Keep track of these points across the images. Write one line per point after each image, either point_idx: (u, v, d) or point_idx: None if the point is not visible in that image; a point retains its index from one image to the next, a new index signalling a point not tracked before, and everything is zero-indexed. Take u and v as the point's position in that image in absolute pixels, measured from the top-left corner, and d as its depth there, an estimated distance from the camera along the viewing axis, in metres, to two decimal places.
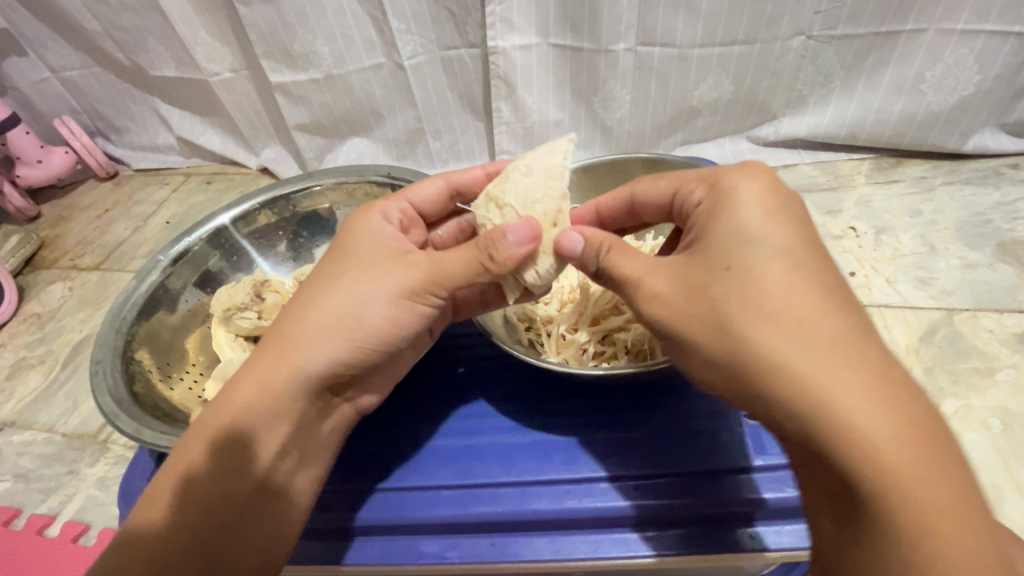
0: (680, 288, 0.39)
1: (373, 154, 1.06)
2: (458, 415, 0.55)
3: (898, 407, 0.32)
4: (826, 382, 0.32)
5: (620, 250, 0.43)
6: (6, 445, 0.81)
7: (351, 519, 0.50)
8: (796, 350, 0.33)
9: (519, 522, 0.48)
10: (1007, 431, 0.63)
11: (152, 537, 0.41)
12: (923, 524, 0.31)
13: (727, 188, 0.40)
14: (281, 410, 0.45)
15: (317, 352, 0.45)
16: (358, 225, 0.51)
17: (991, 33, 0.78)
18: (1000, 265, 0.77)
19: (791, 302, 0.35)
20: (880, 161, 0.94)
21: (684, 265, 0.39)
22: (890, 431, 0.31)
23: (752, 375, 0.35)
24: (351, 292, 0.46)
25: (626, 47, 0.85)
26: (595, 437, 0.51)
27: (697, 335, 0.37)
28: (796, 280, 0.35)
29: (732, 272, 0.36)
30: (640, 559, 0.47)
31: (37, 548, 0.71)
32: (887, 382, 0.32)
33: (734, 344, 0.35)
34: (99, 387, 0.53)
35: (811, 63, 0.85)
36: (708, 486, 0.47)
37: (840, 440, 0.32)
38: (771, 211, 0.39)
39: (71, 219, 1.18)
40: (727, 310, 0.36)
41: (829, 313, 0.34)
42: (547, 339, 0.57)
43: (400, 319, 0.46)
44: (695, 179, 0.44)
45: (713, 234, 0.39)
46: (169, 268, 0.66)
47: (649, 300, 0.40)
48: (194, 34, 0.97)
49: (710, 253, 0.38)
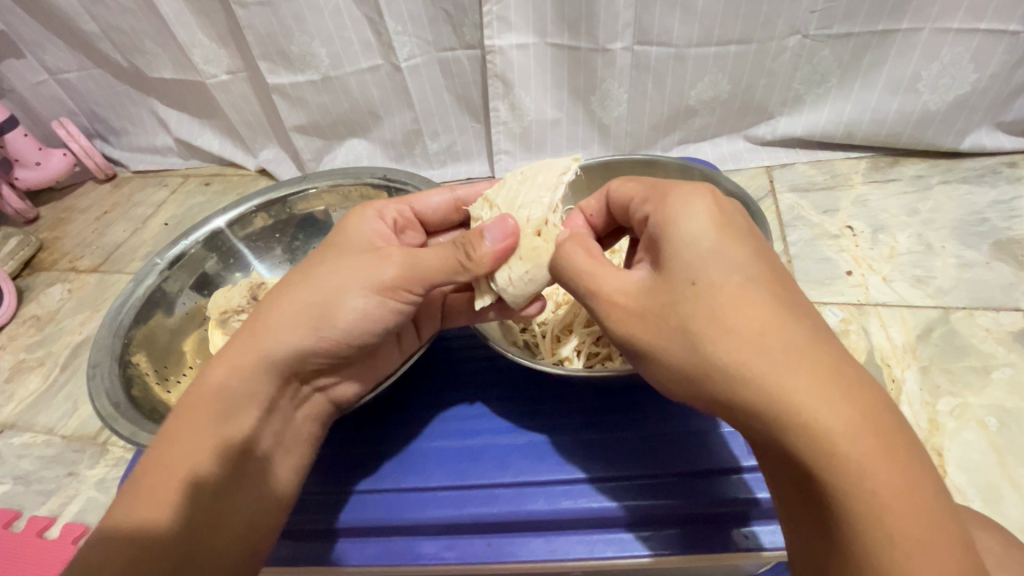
0: (648, 300, 0.38)
1: (370, 155, 1.06)
2: (444, 416, 0.55)
3: (867, 416, 0.32)
4: (795, 393, 0.32)
5: (579, 250, 0.42)
6: (6, 447, 0.82)
7: (335, 522, 0.50)
8: (761, 362, 0.33)
9: (515, 523, 0.49)
10: (1003, 429, 0.63)
11: (142, 532, 0.40)
12: (898, 533, 0.30)
13: (674, 201, 0.40)
14: (251, 392, 0.46)
15: (284, 336, 0.46)
16: (351, 221, 0.52)
17: (987, 32, 0.78)
18: (997, 263, 0.77)
19: (757, 315, 0.34)
20: (877, 160, 0.94)
21: (653, 279, 0.39)
22: (857, 437, 0.31)
23: (723, 387, 0.34)
24: (320, 281, 0.46)
25: (623, 47, 0.85)
26: (591, 437, 0.51)
27: (667, 348, 0.36)
28: (757, 290, 0.35)
29: (698, 286, 0.36)
30: (637, 558, 0.47)
31: (36, 550, 0.71)
32: (853, 392, 0.32)
33: (701, 357, 0.35)
34: (97, 391, 0.54)
35: (807, 62, 0.86)
36: (702, 486, 0.47)
37: (810, 445, 0.31)
38: (721, 221, 0.38)
39: (70, 221, 1.18)
40: (696, 325, 0.35)
41: (790, 324, 0.34)
42: (542, 340, 0.58)
43: (373, 312, 0.46)
44: (646, 191, 0.43)
45: (672, 244, 0.38)
46: (166, 271, 0.66)
47: (619, 314, 0.39)
48: (191, 36, 0.97)
49: (672, 265, 0.37)
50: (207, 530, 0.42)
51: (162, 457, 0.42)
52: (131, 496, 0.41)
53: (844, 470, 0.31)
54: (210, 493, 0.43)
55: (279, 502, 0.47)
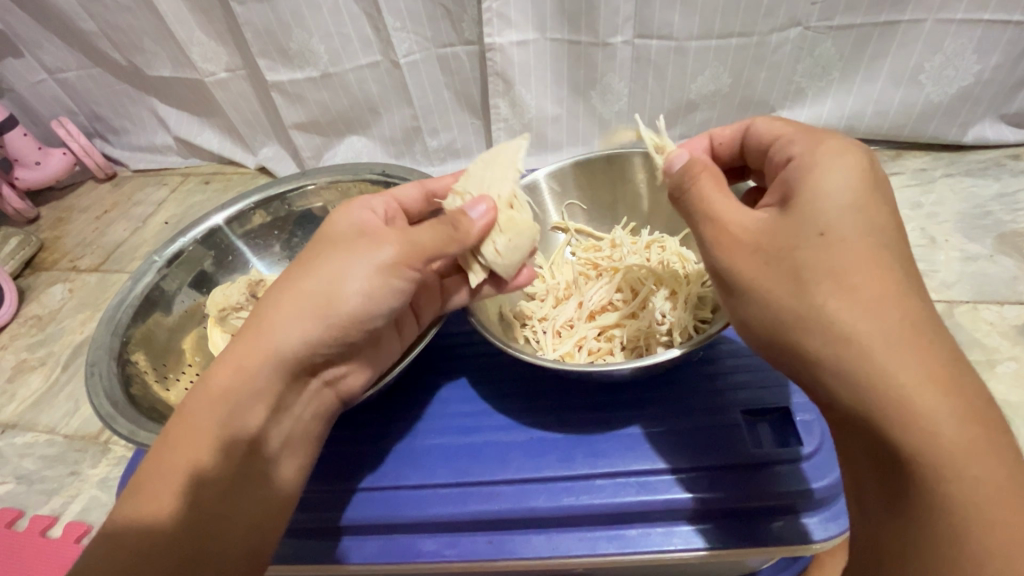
0: (761, 247, 0.36)
1: (370, 152, 1.06)
2: (442, 411, 0.55)
3: (965, 397, 0.32)
4: (903, 367, 0.32)
5: (711, 180, 0.40)
6: (8, 447, 0.81)
7: (339, 519, 0.50)
8: (876, 327, 0.32)
9: (518, 520, 0.48)
10: (1009, 423, 0.63)
11: (150, 530, 0.41)
12: (974, 510, 0.31)
13: (823, 152, 0.38)
14: (258, 389, 0.45)
15: (291, 330, 0.45)
16: (336, 214, 0.51)
17: (990, 23, 0.78)
18: (1001, 257, 0.76)
19: (877, 282, 0.33)
20: (880, 154, 0.93)
21: (778, 219, 0.37)
22: (947, 413, 0.32)
23: (822, 342, 0.34)
24: (325, 271, 0.46)
25: (623, 41, 0.84)
26: (595, 433, 0.51)
27: (770, 299, 0.36)
28: (881, 259, 0.34)
29: (826, 238, 0.35)
30: (697, 552, 0.46)
31: (39, 549, 0.71)
32: (956, 374, 0.33)
33: (807, 312, 0.34)
34: (95, 390, 0.53)
35: (808, 55, 0.85)
36: (709, 482, 0.46)
37: (901, 415, 0.32)
38: (862, 185, 0.36)
39: (71, 220, 1.18)
40: (813, 277, 0.34)
41: (909, 297, 0.34)
42: (542, 336, 0.57)
43: (377, 295, 0.46)
44: (800, 133, 0.41)
45: (805, 195, 0.36)
46: (164, 269, 0.66)
47: (729, 248, 0.37)
48: (190, 34, 0.97)
49: (799, 215, 0.36)
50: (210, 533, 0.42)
51: (167, 464, 0.42)
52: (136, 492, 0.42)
53: (938, 447, 0.31)
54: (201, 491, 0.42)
55: (275, 503, 0.45)
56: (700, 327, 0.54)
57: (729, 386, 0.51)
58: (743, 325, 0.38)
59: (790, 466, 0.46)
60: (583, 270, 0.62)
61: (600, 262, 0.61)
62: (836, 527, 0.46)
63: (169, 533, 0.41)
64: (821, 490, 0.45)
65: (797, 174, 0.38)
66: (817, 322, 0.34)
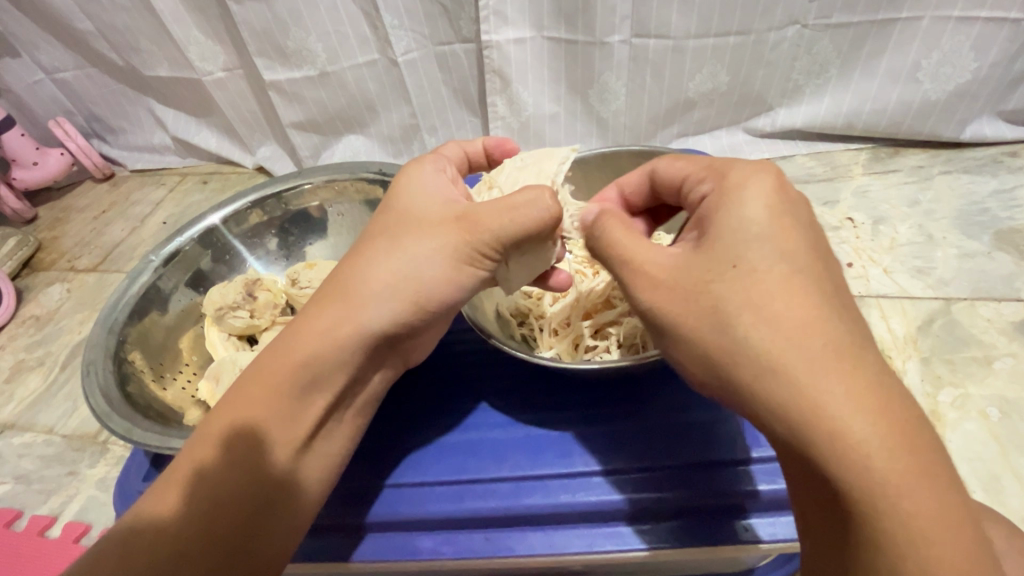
0: (679, 286, 0.37)
1: (368, 151, 1.06)
2: (442, 409, 0.55)
3: (893, 418, 0.32)
4: (823, 391, 0.32)
5: (619, 223, 0.42)
6: (7, 447, 0.81)
7: (364, 516, 0.49)
8: (799, 358, 0.33)
9: (513, 517, 0.48)
10: (1005, 420, 0.63)
11: (167, 527, 0.40)
12: (912, 531, 0.31)
13: (732, 184, 0.39)
14: (339, 365, 0.45)
15: (379, 309, 0.45)
16: (412, 174, 0.50)
17: (987, 20, 0.78)
18: (998, 254, 0.76)
19: (802, 308, 0.34)
20: (877, 151, 0.93)
21: (690, 256, 0.38)
22: (882, 439, 0.31)
23: (750, 373, 0.34)
24: (412, 252, 0.45)
25: (620, 40, 0.84)
26: (588, 430, 0.51)
27: (695, 334, 0.37)
28: (799, 285, 0.35)
29: (738, 271, 0.36)
30: (635, 552, 0.46)
31: (36, 549, 0.71)
32: (885, 395, 0.32)
33: (732, 345, 0.35)
34: (91, 388, 0.53)
35: (806, 53, 0.85)
36: (701, 478, 0.47)
37: (830, 442, 0.32)
38: (780, 210, 0.37)
39: (69, 220, 1.18)
40: (735, 313, 0.35)
41: (828, 321, 0.34)
42: (540, 334, 0.57)
43: (459, 282, 0.45)
44: (702, 168, 0.43)
45: (716, 232, 0.38)
46: (161, 268, 0.66)
47: (649, 288, 0.39)
48: (186, 33, 0.96)
49: (713, 248, 0.37)
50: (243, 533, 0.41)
51: (193, 452, 0.43)
52: (157, 486, 0.42)
53: (869, 472, 0.31)
54: (213, 482, 0.41)
55: (300, 499, 0.44)
56: None
57: None
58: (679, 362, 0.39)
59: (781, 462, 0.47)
60: (580, 267, 0.60)
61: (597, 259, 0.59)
62: None
63: (184, 529, 0.40)
64: None
65: (711, 208, 0.39)
66: (743, 352, 0.34)
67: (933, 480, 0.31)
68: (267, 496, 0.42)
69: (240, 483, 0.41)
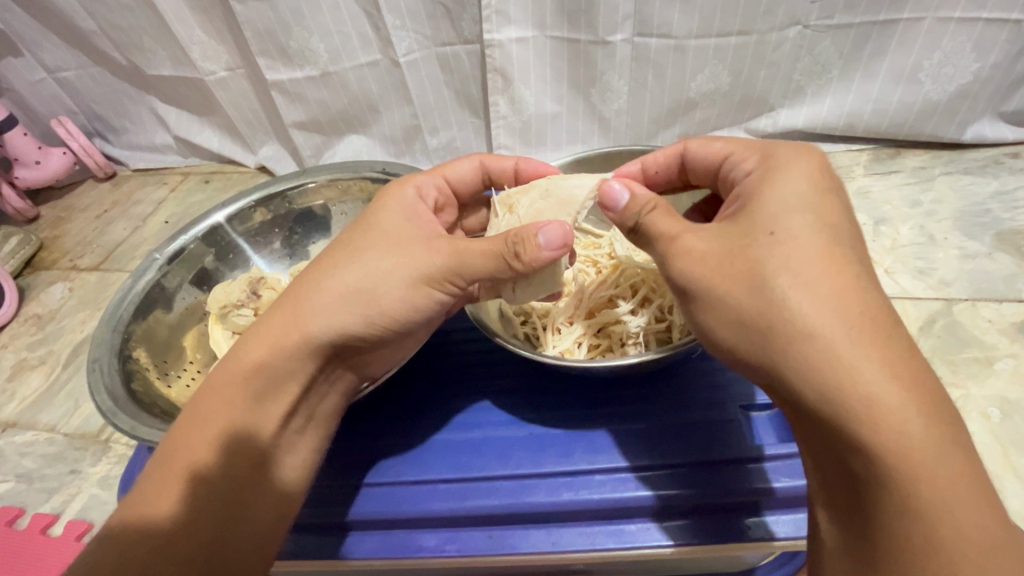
0: (716, 251, 0.39)
1: (370, 151, 1.06)
2: (447, 407, 0.55)
3: (919, 393, 0.33)
4: (850, 359, 0.33)
5: (662, 214, 0.43)
6: (8, 446, 0.82)
7: (345, 514, 0.50)
8: (836, 330, 0.34)
9: (516, 515, 0.49)
10: (1006, 421, 0.63)
11: (160, 528, 0.41)
12: (935, 497, 0.32)
13: (779, 163, 0.43)
14: (291, 368, 0.46)
15: (327, 318, 0.46)
16: (395, 198, 0.52)
17: (989, 21, 0.78)
18: (999, 255, 0.77)
19: (840, 282, 0.35)
20: (879, 152, 0.93)
21: (727, 228, 0.40)
22: (907, 415, 0.33)
23: (779, 342, 0.35)
24: (372, 267, 0.46)
25: (622, 39, 0.85)
26: (594, 429, 0.51)
27: (731, 300, 0.37)
28: (834, 258, 0.36)
29: (777, 237, 0.37)
30: (662, 549, 0.46)
31: (39, 547, 0.71)
32: (911, 369, 0.34)
33: (770, 311, 0.35)
34: (96, 386, 0.54)
35: (808, 53, 0.85)
36: (706, 476, 0.47)
37: (858, 414, 0.33)
38: (816, 186, 0.40)
39: (71, 219, 1.18)
40: (774, 278, 0.36)
41: (861, 291, 0.35)
42: (543, 332, 0.57)
43: (416, 302, 0.47)
44: (749, 148, 0.46)
45: (757, 206, 0.40)
46: (165, 267, 0.66)
47: (684, 256, 0.40)
48: (190, 33, 0.97)
49: (753, 220, 0.39)
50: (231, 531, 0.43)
51: (183, 443, 0.44)
52: (152, 486, 0.42)
53: (892, 439, 0.32)
54: (214, 482, 0.43)
55: (286, 501, 0.46)
56: None
57: (726, 381, 0.52)
58: (705, 330, 0.40)
59: (788, 460, 0.47)
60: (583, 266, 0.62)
61: (599, 258, 0.61)
62: None
63: (175, 531, 0.41)
64: None
65: (755, 183, 0.43)
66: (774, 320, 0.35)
67: (957, 455, 0.33)
68: (250, 494, 0.44)
69: (222, 483, 0.43)
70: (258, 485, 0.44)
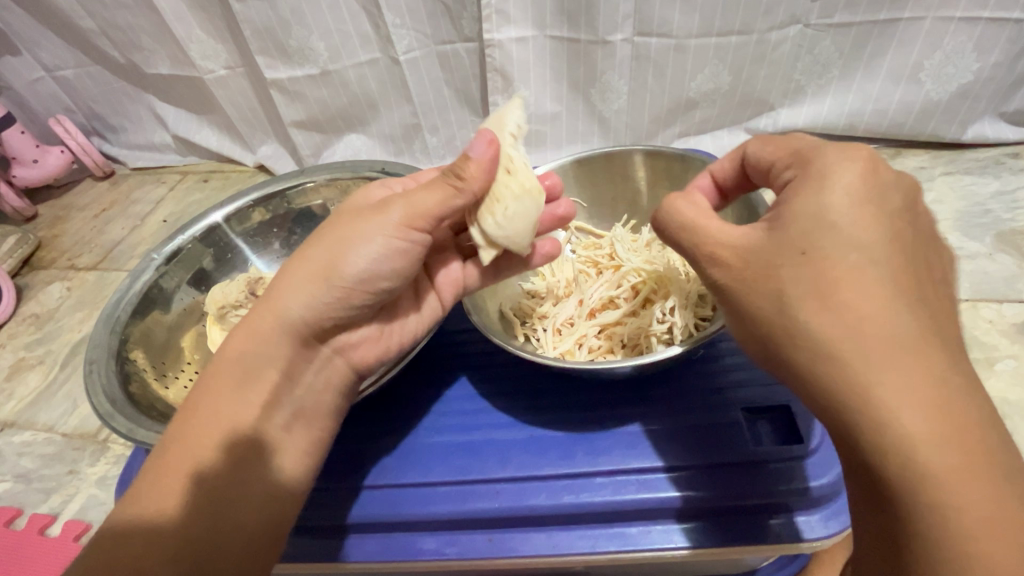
0: (744, 267, 0.36)
1: (369, 150, 1.06)
2: (444, 408, 0.55)
3: (954, 422, 0.30)
4: (877, 388, 0.30)
5: (687, 202, 0.40)
6: (6, 446, 0.81)
7: (346, 517, 0.50)
8: (862, 356, 0.31)
9: (518, 518, 0.48)
10: (1006, 422, 0.63)
11: (157, 526, 0.40)
12: (957, 529, 0.29)
13: (825, 166, 0.35)
14: (269, 353, 0.47)
15: (297, 296, 0.47)
16: (358, 195, 0.55)
17: (990, 20, 0.78)
18: (1000, 255, 0.76)
19: (876, 300, 0.31)
20: (879, 152, 0.93)
21: (761, 241, 0.35)
22: (934, 447, 0.30)
23: (800, 364, 0.33)
24: (333, 239, 0.48)
25: (623, 39, 0.84)
26: (595, 431, 0.51)
27: (755, 310, 0.35)
28: (875, 271, 0.32)
29: (808, 256, 0.33)
30: (679, 550, 0.46)
31: (36, 548, 0.71)
32: (946, 396, 0.30)
33: (791, 331, 0.33)
34: (94, 387, 0.53)
35: (808, 52, 0.85)
36: (713, 479, 0.46)
37: (882, 444, 0.31)
38: (872, 187, 0.33)
39: (68, 218, 1.18)
40: (797, 300, 0.33)
41: (902, 312, 0.31)
42: (543, 334, 0.57)
43: (381, 257, 0.47)
44: (791, 155, 0.38)
45: (793, 211, 0.34)
46: (163, 267, 0.66)
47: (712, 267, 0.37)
48: (188, 31, 0.96)
49: (784, 234, 0.34)
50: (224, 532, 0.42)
51: (178, 446, 0.43)
52: (149, 485, 0.42)
53: (916, 471, 0.30)
54: (206, 480, 0.42)
55: (282, 494, 0.45)
56: (701, 326, 0.54)
57: (730, 383, 0.51)
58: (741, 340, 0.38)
59: (794, 464, 0.46)
60: (584, 267, 0.62)
61: (599, 260, 0.61)
62: (836, 526, 0.45)
63: (170, 530, 0.40)
64: (817, 489, 0.45)
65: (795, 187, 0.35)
66: (788, 334, 0.33)
67: (993, 489, 0.30)
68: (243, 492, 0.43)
69: (214, 480, 0.42)
70: (251, 483, 0.44)
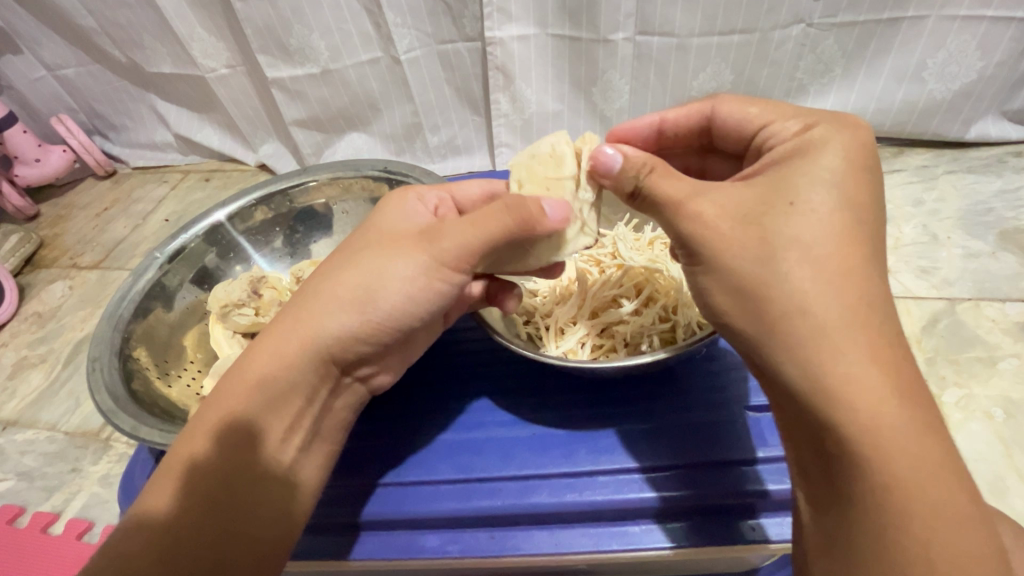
0: (738, 215, 0.37)
1: (371, 149, 1.06)
2: (451, 405, 0.55)
3: (904, 385, 0.32)
4: (840, 344, 0.32)
5: (669, 175, 0.40)
6: (10, 444, 0.81)
7: (358, 514, 0.50)
8: (827, 304, 0.33)
9: (519, 516, 0.48)
10: (1010, 421, 0.63)
11: (158, 528, 0.41)
12: (903, 481, 0.31)
13: (816, 137, 0.39)
14: (293, 381, 0.45)
15: (333, 322, 0.45)
16: (391, 204, 0.51)
17: (993, 19, 0.77)
18: (1003, 254, 0.76)
19: (849, 261, 0.34)
20: (882, 151, 0.93)
21: (735, 191, 0.38)
22: (884, 401, 0.32)
23: (769, 307, 0.34)
24: (372, 266, 0.46)
25: (625, 37, 0.84)
26: (599, 430, 0.51)
27: (731, 260, 0.36)
28: (849, 233, 0.35)
29: (794, 208, 0.36)
30: (660, 549, 0.46)
31: (39, 546, 0.71)
32: (898, 361, 0.33)
33: (764, 279, 0.35)
34: (96, 385, 0.53)
35: (810, 51, 0.85)
36: (709, 478, 0.46)
37: (835, 395, 0.32)
38: (860, 164, 0.38)
39: (70, 217, 1.18)
40: (782, 249, 0.35)
41: (870, 278, 0.34)
42: (546, 333, 0.57)
43: (417, 294, 0.45)
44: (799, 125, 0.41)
45: (790, 172, 0.38)
46: (166, 265, 0.66)
47: (692, 218, 0.38)
48: (190, 29, 0.96)
49: (777, 186, 0.37)
50: (224, 539, 0.42)
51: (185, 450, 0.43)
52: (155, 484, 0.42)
53: (873, 425, 0.31)
54: (212, 480, 0.42)
55: (289, 484, 0.45)
56: (704, 324, 0.55)
57: (729, 381, 0.52)
58: (704, 295, 0.39)
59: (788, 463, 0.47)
60: (587, 265, 0.62)
61: (602, 259, 0.61)
62: None
63: (169, 532, 0.41)
64: None
65: (786, 156, 0.39)
66: (765, 285, 0.35)
67: (937, 449, 0.32)
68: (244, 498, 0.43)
69: (214, 489, 0.42)
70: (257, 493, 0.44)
